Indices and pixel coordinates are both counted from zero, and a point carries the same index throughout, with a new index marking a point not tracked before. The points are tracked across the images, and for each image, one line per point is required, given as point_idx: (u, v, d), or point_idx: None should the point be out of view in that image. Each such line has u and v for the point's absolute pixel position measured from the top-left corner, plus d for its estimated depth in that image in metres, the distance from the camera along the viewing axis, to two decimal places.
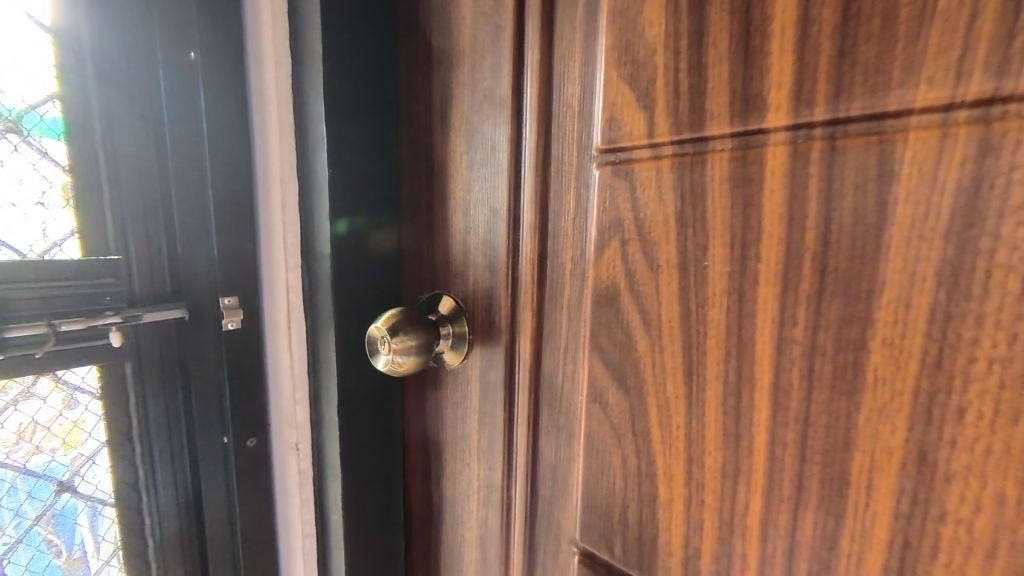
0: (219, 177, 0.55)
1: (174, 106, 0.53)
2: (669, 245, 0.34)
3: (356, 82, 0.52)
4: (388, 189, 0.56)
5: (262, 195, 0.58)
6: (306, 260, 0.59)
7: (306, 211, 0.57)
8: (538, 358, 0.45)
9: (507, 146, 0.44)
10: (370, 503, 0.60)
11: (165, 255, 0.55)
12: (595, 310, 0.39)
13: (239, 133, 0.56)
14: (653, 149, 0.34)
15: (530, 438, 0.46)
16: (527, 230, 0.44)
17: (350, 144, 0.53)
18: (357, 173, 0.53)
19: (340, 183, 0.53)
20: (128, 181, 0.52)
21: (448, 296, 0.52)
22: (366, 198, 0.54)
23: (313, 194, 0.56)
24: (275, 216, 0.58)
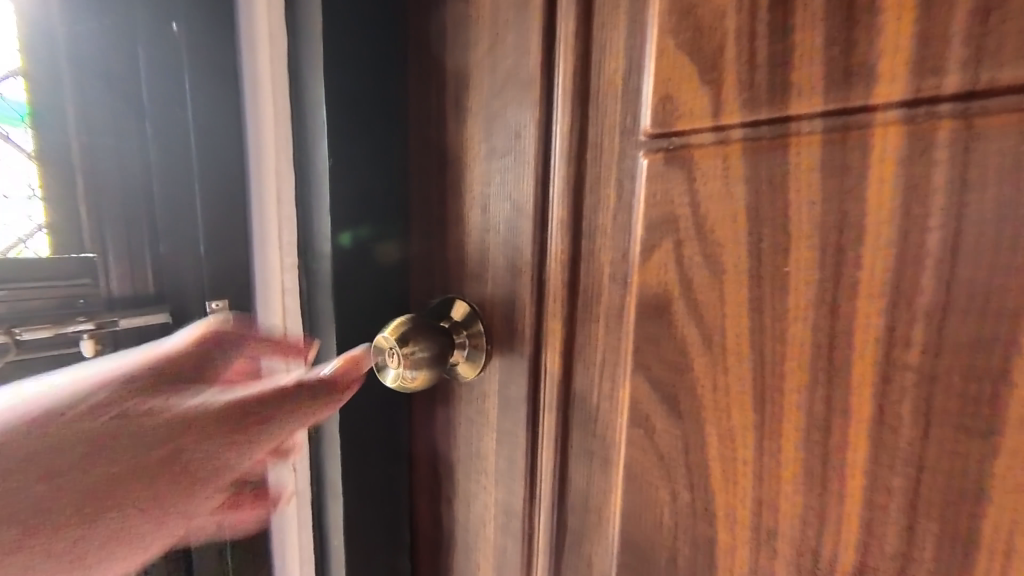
0: (207, 169, 0.50)
1: (155, 89, 0.47)
2: (738, 248, 0.28)
3: (360, 62, 0.47)
4: (393, 186, 0.50)
5: (255, 189, 0.52)
6: (302, 260, 0.52)
7: (303, 207, 0.51)
8: (568, 373, 0.39)
9: (534, 134, 0.39)
10: (372, 525, 0.55)
11: (147, 255, 0.49)
12: (640, 322, 0.34)
13: (228, 120, 0.50)
14: (718, 133, 0.29)
15: (558, 463, 0.41)
16: (557, 227, 0.38)
17: (348, 139, 0.47)
18: (351, 166, 0.47)
19: (340, 176, 0.47)
20: (103, 172, 0.47)
21: (462, 300, 0.46)
22: (368, 193, 0.48)
23: (311, 188, 0.49)
24: (269, 211, 0.52)
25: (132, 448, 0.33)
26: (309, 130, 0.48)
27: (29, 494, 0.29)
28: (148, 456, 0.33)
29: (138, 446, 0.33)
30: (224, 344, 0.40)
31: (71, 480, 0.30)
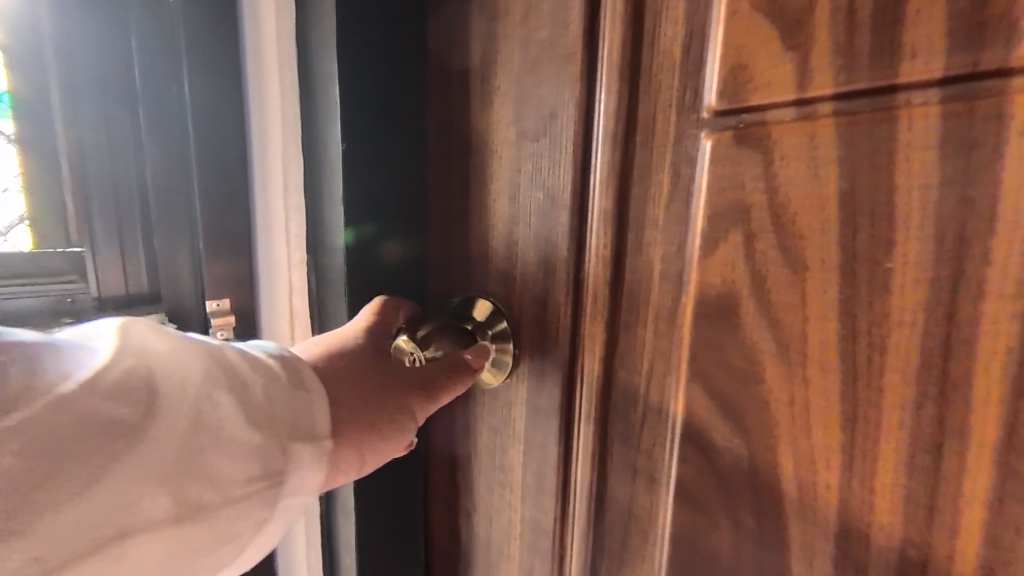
0: (206, 157, 0.45)
1: (148, 71, 0.43)
2: (826, 241, 0.24)
3: (372, 36, 0.42)
4: (406, 178, 0.44)
5: (257, 178, 0.46)
6: (312, 255, 0.47)
7: (312, 196, 0.45)
8: (609, 381, 0.36)
9: (574, 114, 0.35)
10: (384, 541, 0.50)
11: (143, 251, 0.46)
12: (697, 325, 0.30)
13: (226, 102, 0.45)
14: (801, 108, 0.25)
15: (595, 480, 0.37)
16: (598, 218, 0.34)
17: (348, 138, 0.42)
18: (370, 156, 0.43)
19: (353, 164, 0.42)
20: (94, 163, 0.44)
21: (485, 299, 0.42)
22: (380, 183, 0.43)
23: (321, 174, 0.44)
24: (275, 200, 0.46)
25: (343, 384, 0.34)
26: (320, 113, 0.43)
27: (305, 424, 0.30)
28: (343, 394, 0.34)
29: (353, 382, 0.34)
30: (395, 316, 0.41)
31: (349, 405, 0.33)
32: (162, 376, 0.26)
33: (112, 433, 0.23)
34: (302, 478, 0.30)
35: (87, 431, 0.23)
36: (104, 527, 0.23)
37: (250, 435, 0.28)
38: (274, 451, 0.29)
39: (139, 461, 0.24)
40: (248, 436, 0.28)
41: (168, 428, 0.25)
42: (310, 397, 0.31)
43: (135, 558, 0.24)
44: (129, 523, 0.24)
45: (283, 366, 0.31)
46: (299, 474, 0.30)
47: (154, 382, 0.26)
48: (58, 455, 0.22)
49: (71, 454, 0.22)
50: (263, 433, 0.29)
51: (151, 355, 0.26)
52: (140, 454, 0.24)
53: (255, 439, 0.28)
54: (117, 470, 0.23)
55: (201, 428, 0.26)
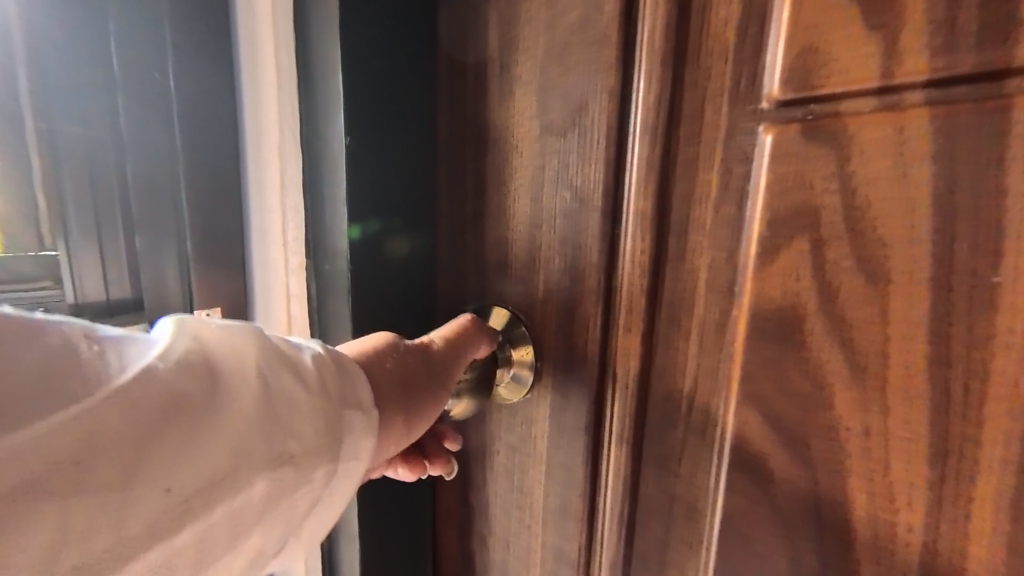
0: (196, 150, 0.41)
1: (128, 52, 0.39)
2: (912, 250, 0.22)
3: (377, 19, 0.37)
4: (416, 175, 0.40)
5: (252, 175, 0.43)
6: (312, 258, 0.43)
7: (314, 194, 0.41)
8: (644, 399, 0.32)
9: (608, 102, 0.31)
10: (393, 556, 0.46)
11: (125, 254, 0.41)
12: (753, 342, 0.27)
13: (218, 90, 0.41)
14: (884, 97, 0.22)
15: (627, 508, 0.34)
16: (636, 220, 0.31)
17: (360, 132, 0.37)
18: (379, 152, 0.38)
19: (357, 159, 0.38)
20: (66, 155, 0.39)
21: (501, 306, 0.38)
22: (388, 180, 0.39)
23: (321, 172, 0.40)
24: (272, 201, 0.43)
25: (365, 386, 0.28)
26: (323, 105, 0.38)
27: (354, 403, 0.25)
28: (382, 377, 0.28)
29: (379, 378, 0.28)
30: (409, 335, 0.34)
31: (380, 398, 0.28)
32: (203, 359, 0.22)
33: (152, 426, 0.20)
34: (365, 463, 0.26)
35: (125, 425, 0.19)
36: (183, 518, 0.20)
37: (307, 420, 0.24)
38: (332, 435, 0.24)
39: (190, 458, 0.20)
40: (312, 421, 0.24)
41: (214, 415, 0.21)
42: (354, 378, 0.26)
43: (184, 567, 0.21)
44: (209, 511, 0.21)
45: (329, 359, 0.26)
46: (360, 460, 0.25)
47: (196, 366, 0.21)
48: (136, 441, 0.19)
49: (148, 441, 0.19)
50: (322, 420, 0.24)
51: (191, 344, 0.22)
52: (199, 442, 0.20)
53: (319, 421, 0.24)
54: (181, 462, 0.20)
55: (251, 416, 0.22)
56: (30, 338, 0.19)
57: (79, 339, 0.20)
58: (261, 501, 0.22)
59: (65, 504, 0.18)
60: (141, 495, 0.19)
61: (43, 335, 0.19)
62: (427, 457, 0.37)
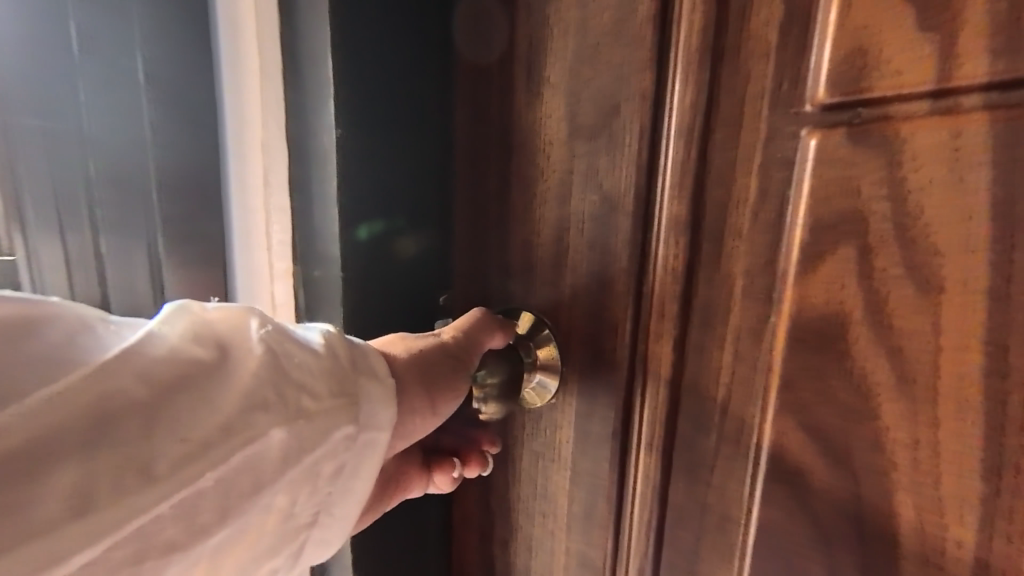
0: (177, 154, 0.43)
1: (99, 62, 0.41)
2: (967, 260, 0.21)
3: (384, 12, 0.35)
4: (420, 174, 0.38)
5: (235, 174, 0.42)
6: (298, 263, 0.40)
7: (301, 195, 0.38)
8: (675, 408, 0.32)
9: (641, 105, 0.30)
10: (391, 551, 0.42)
11: (91, 253, 0.43)
12: (794, 351, 0.26)
13: (203, 93, 0.41)
14: (936, 100, 0.22)
15: (657, 516, 0.34)
16: (669, 225, 0.30)
17: (356, 129, 0.35)
18: (376, 151, 0.36)
19: (351, 158, 0.36)
20: (30, 157, 0.41)
21: (527, 311, 0.36)
22: (392, 180, 0.37)
23: (307, 170, 0.37)
24: (254, 200, 0.41)
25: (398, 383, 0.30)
26: (311, 98, 0.36)
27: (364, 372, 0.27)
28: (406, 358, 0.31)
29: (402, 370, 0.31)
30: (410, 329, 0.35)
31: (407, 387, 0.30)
32: (208, 333, 0.24)
33: (163, 390, 0.21)
34: (387, 433, 0.27)
35: (149, 380, 0.21)
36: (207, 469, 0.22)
37: (317, 386, 0.25)
38: (343, 403, 0.25)
39: (209, 414, 0.22)
40: (319, 389, 0.25)
41: (221, 383, 0.23)
42: (365, 349, 0.28)
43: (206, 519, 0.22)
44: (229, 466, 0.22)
45: (338, 340, 0.27)
46: (378, 429, 0.26)
47: (203, 338, 0.23)
48: (158, 395, 0.21)
49: (169, 396, 0.21)
50: (331, 388, 0.25)
51: (193, 321, 0.24)
52: (216, 400, 0.22)
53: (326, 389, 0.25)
54: (199, 417, 0.22)
55: (258, 384, 0.23)
56: (34, 323, 0.21)
57: (93, 319, 0.22)
58: (276, 464, 0.24)
59: (100, 451, 0.20)
60: (166, 450, 0.21)
61: (59, 315, 0.22)
62: (461, 457, 0.38)
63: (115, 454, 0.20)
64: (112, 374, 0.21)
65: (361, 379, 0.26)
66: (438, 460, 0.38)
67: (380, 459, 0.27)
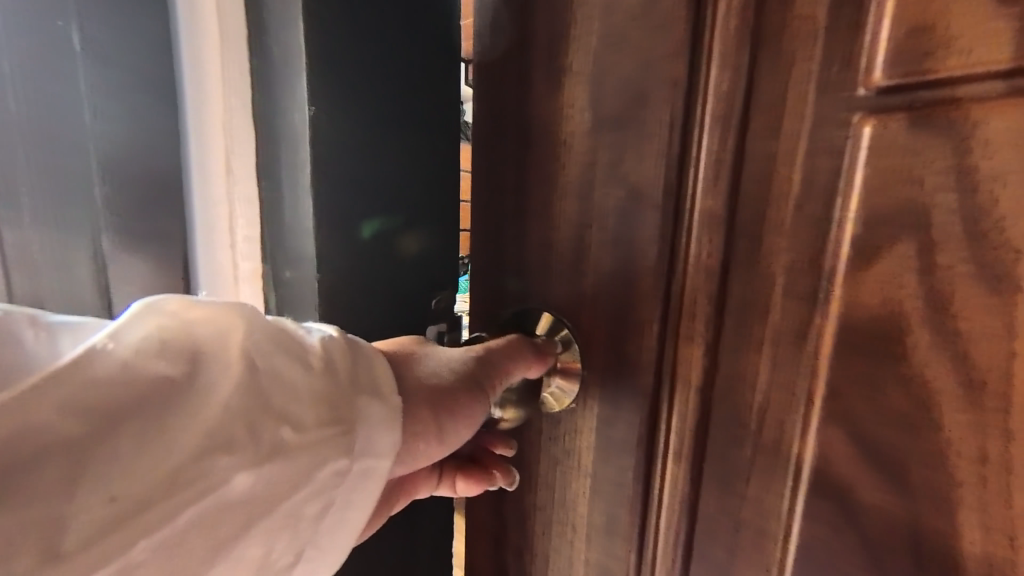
0: (134, 146, 0.41)
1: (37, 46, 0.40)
2: None
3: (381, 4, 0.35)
4: (416, 171, 0.38)
5: (197, 166, 0.41)
6: (272, 262, 0.39)
7: (272, 191, 0.37)
8: (706, 416, 0.30)
9: (673, 91, 0.28)
10: (389, 533, 0.41)
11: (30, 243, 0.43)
12: (844, 353, 0.25)
13: (152, 76, 0.40)
14: (1008, 80, 0.20)
15: (686, 530, 0.32)
16: (703, 220, 0.28)
17: (343, 123, 0.35)
18: (363, 144, 0.36)
19: (334, 153, 0.35)
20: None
21: (548, 311, 0.34)
22: (386, 177, 0.37)
23: (279, 165, 0.36)
24: (216, 193, 0.40)
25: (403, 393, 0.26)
26: (284, 90, 0.35)
27: (361, 387, 0.23)
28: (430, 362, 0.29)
29: (407, 378, 0.27)
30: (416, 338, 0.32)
31: (414, 400, 0.27)
32: (184, 344, 0.20)
33: (110, 423, 0.18)
34: (386, 461, 0.23)
35: (97, 400, 0.18)
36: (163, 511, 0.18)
37: (303, 405, 0.22)
38: (332, 432, 0.22)
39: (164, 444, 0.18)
40: (304, 411, 0.22)
41: (185, 411, 0.19)
42: (363, 348, 0.25)
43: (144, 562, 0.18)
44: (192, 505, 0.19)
45: (336, 345, 0.24)
46: (378, 456, 0.23)
47: (169, 347, 0.20)
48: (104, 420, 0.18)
49: (117, 422, 0.18)
50: (320, 408, 0.22)
51: (158, 322, 0.20)
52: (177, 426, 0.19)
53: (312, 410, 0.22)
54: (152, 448, 0.18)
55: (231, 402, 0.20)
56: None
57: (26, 325, 0.20)
58: (244, 505, 0.20)
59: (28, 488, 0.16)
60: (103, 491, 0.17)
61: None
62: (495, 467, 0.36)
63: (40, 495, 0.16)
64: (50, 391, 0.17)
65: (356, 399, 0.23)
66: (473, 471, 0.36)
67: (377, 492, 0.24)
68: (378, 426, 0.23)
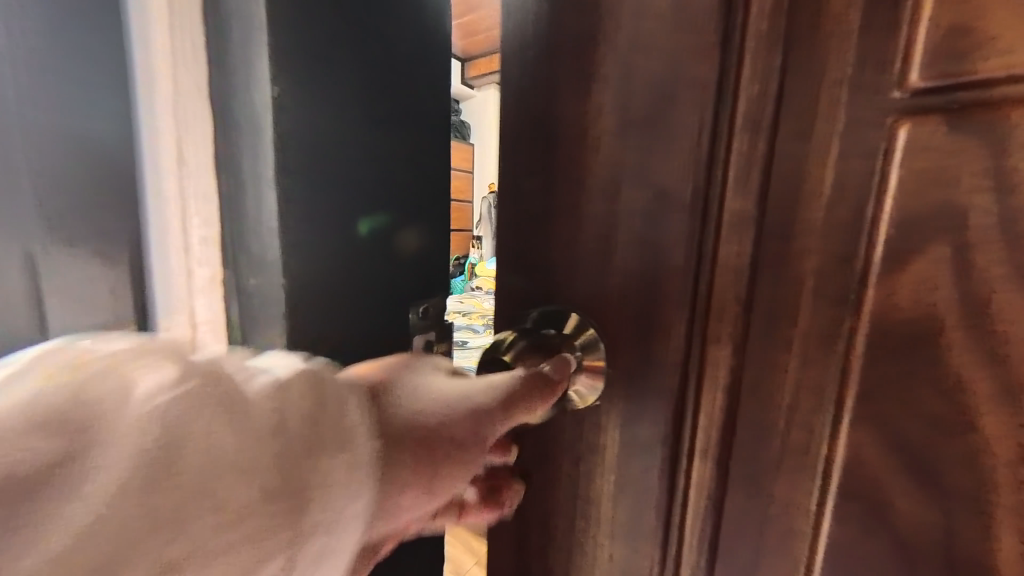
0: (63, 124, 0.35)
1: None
2: None
3: (370, 43, 0.44)
4: (402, 177, 0.48)
5: (148, 172, 0.38)
6: (233, 271, 0.41)
7: (235, 204, 0.40)
8: (733, 415, 0.30)
9: (703, 93, 0.28)
10: None
11: None
12: (875, 355, 0.25)
13: (96, 101, 0.36)
14: None
15: (711, 528, 0.32)
16: (732, 221, 0.28)
17: (338, 133, 0.43)
18: (315, 141, 0.41)
19: (287, 166, 0.40)
20: None
21: (575, 312, 0.35)
22: (372, 179, 0.46)
23: (239, 179, 0.40)
24: (170, 203, 0.38)
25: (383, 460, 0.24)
26: (244, 116, 0.39)
27: (327, 444, 0.21)
28: (427, 397, 0.26)
29: (392, 443, 0.24)
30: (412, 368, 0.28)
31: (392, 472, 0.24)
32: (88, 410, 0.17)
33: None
34: (355, 535, 0.22)
35: None
36: None
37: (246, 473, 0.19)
38: (281, 509, 0.20)
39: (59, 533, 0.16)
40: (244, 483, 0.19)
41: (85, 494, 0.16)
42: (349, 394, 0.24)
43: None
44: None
45: (302, 379, 0.22)
46: (347, 526, 0.21)
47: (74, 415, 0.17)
48: None
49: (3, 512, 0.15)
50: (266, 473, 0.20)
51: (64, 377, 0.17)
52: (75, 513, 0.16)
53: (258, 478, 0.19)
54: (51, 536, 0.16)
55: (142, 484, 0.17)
56: None
57: None
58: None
59: None
60: None
61: None
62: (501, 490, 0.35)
63: None
64: None
65: (312, 461, 0.21)
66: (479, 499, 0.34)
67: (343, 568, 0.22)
68: (346, 509, 0.22)
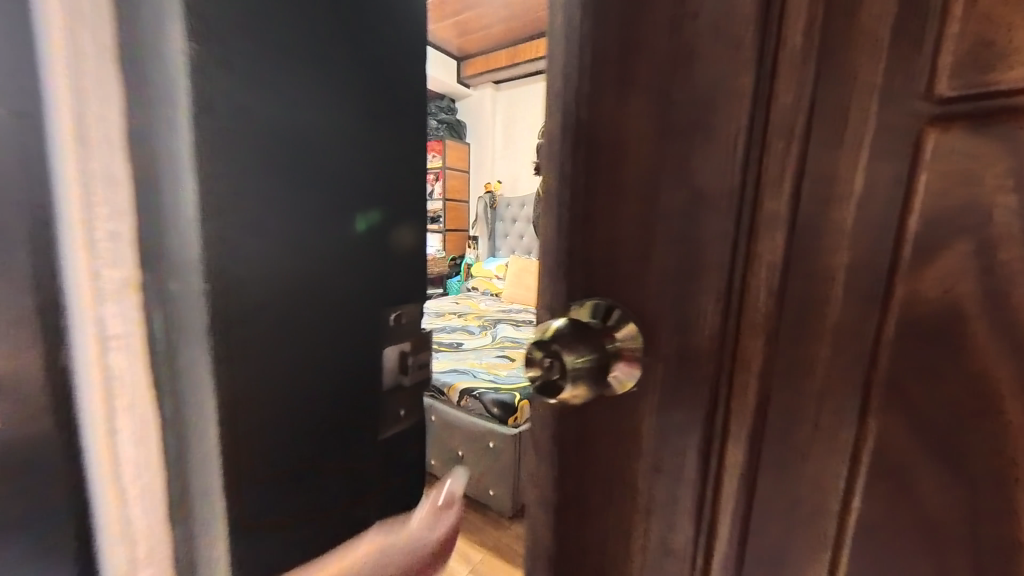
0: None
1: None
2: None
3: (342, 31, 0.43)
4: (385, 170, 0.48)
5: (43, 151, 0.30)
6: (157, 282, 0.34)
7: (171, 197, 0.35)
8: (765, 402, 0.32)
9: (741, 103, 0.30)
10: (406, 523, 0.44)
11: None
12: (903, 344, 0.27)
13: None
14: None
15: (743, 508, 0.34)
16: (766, 220, 0.31)
17: (309, 120, 0.41)
18: (311, 130, 0.42)
19: (249, 155, 0.38)
20: None
21: (618, 307, 0.37)
22: (344, 170, 0.44)
23: (171, 169, 0.34)
24: (80, 194, 0.31)
25: None
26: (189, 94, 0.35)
27: None
28: None
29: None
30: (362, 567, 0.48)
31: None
32: None
33: None
34: None
35: None
36: None
37: None
38: None
39: None
40: None
41: None
42: None
43: None
44: None
45: None
46: None
47: None
48: None
49: None
50: None
51: None
52: None
53: None
54: None
55: None
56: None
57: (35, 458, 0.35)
58: None
59: None
60: None
61: None
62: None
63: None
64: None
65: None
66: None
67: None
68: None
